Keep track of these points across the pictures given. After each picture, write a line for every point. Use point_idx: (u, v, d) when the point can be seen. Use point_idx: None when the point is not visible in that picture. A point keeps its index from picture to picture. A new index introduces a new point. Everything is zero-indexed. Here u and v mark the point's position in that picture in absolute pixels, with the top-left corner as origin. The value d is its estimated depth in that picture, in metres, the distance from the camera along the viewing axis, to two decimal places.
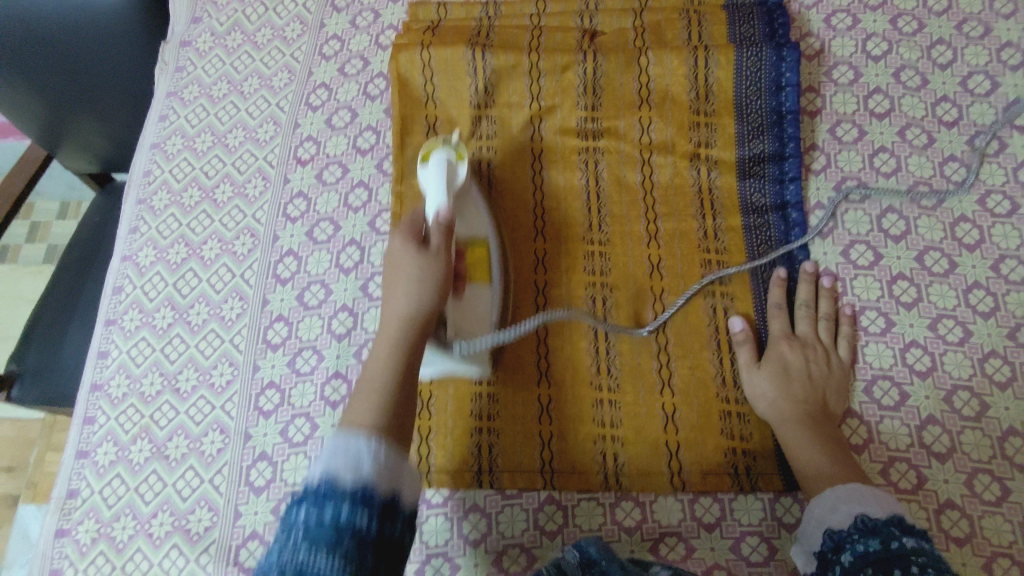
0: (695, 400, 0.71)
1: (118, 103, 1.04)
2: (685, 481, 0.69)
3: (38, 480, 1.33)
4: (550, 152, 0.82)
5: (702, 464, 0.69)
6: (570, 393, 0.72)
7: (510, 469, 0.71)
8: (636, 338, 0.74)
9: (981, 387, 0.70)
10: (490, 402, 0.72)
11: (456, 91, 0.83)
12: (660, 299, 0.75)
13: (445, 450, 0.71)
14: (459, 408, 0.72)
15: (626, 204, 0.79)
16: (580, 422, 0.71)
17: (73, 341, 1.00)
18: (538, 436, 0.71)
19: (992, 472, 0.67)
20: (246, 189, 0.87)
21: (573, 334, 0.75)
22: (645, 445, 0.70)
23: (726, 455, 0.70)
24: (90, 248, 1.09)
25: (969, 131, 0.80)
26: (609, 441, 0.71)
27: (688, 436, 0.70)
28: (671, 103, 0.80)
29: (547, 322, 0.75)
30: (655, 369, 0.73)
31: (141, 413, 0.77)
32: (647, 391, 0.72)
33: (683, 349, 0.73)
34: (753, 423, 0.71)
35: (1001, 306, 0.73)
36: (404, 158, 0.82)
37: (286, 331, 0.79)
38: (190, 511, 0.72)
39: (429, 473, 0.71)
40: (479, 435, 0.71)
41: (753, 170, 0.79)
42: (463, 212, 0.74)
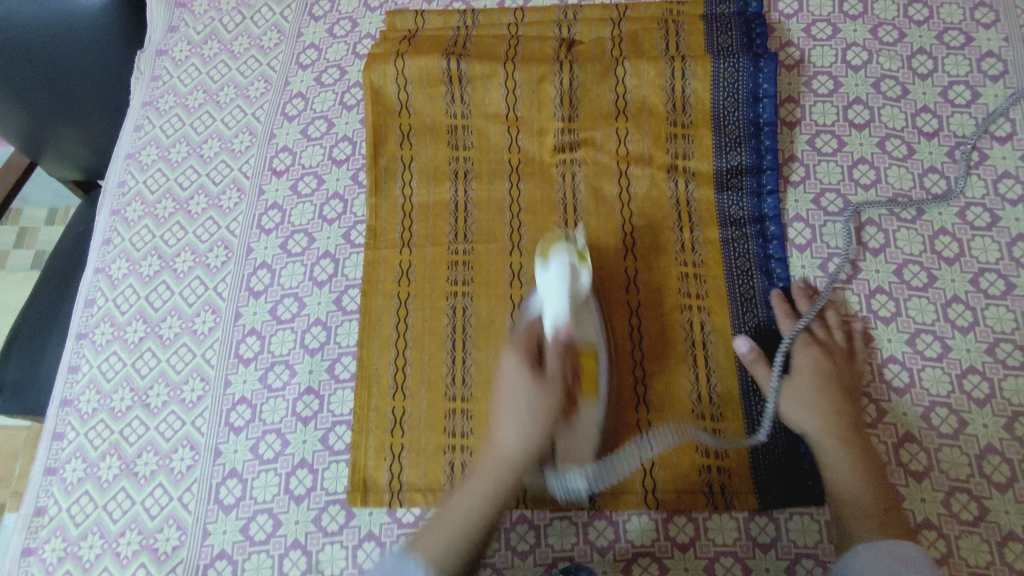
0: (670, 417, 0.70)
1: (99, 110, 1.03)
2: (659, 500, 0.68)
3: (22, 489, 1.31)
4: (527, 164, 0.81)
5: (677, 482, 0.68)
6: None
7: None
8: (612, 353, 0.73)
9: (959, 404, 0.69)
10: (464, 418, 0.72)
11: (432, 102, 0.82)
12: (637, 313, 0.74)
13: (418, 468, 0.71)
14: (432, 424, 0.72)
15: (602, 216, 0.78)
16: None
17: (51, 352, 0.99)
18: None
19: (970, 491, 0.66)
20: (220, 200, 0.86)
21: None
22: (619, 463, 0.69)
23: (700, 474, 0.68)
24: (70, 259, 1.08)
25: (949, 142, 0.79)
26: None
27: (663, 453, 0.69)
28: (648, 114, 0.80)
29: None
30: (630, 384, 0.72)
31: (111, 429, 0.76)
32: (621, 408, 0.71)
33: (657, 365, 0.72)
34: (728, 440, 0.69)
35: (980, 321, 0.72)
36: (380, 172, 0.82)
37: (259, 345, 0.78)
38: (159, 529, 0.71)
39: (401, 491, 0.70)
40: (451, 453, 0.71)
41: (731, 183, 0.78)
42: (581, 320, 0.67)
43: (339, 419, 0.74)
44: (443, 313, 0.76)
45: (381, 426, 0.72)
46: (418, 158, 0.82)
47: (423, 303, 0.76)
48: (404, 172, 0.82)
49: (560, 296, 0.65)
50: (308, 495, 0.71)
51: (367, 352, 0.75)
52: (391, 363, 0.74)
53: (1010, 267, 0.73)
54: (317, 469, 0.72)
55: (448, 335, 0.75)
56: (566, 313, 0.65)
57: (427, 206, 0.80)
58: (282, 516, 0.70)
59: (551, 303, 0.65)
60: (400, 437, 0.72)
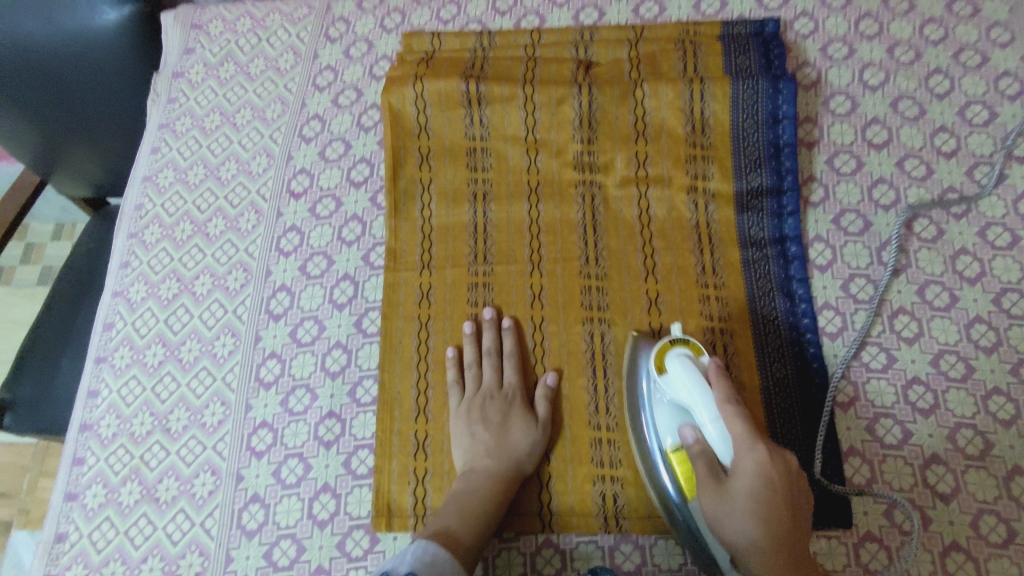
0: None
1: (111, 130, 1.04)
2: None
3: (31, 507, 1.31)
4: (546, 185, 0.81)
5: None
6: (569, 432, 0.72)
7: (508, 512, 0.70)
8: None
9: (985, 425, 0.69)
10: None
11: (451, 124, 0.82)
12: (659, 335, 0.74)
13: (442, 492, 0.70)
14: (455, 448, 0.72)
15: (622, 238, 0.79)
16: (579, 462, 0.70)
17: (66, 373, 0.98)
18: (537, 478, 0.71)
19: (998, 513, 0.65)
20: (239, 222, 0.86)
21: (572, 371, 0.74)
22: (645, 485, 0.69)
23: None
24: (83, 278, 1.07)
25: (968, 162, 0.80)
26: (608, 482, 0.69)
27: None
28: (667, 136, 0.80)
29: (544, 359, 0.75)
30: None
31: (131, 454, 0.76)
32: None
33: None
34: None
35: (1003, 341, 0.72)
36: (399, 194, 0.82)
37: (280, 368, 0.77)
38: (181, 555, 0.71)
39: (425, 516, 0.69)
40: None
41: (751, 204, 0.78)
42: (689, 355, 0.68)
43: (361, 443, 0.73)
44: (464, 336, 0.76)
45: (404, 450, 0.72)
46: (437, 180, 0.82)
47: (444, 326, 0.77)
48: (423, 193, 0.82)
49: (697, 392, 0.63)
50: (331, 519, 0.71)
51: (389, 376, 0.74)
52: (413, 387, 0.74)
53: None
54: (340, 494, 0.71)
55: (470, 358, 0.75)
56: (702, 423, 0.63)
57: (446, 229, 0.80)
58: (306, 541, 0.70)
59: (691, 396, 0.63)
60: (423, 460, 0.71)
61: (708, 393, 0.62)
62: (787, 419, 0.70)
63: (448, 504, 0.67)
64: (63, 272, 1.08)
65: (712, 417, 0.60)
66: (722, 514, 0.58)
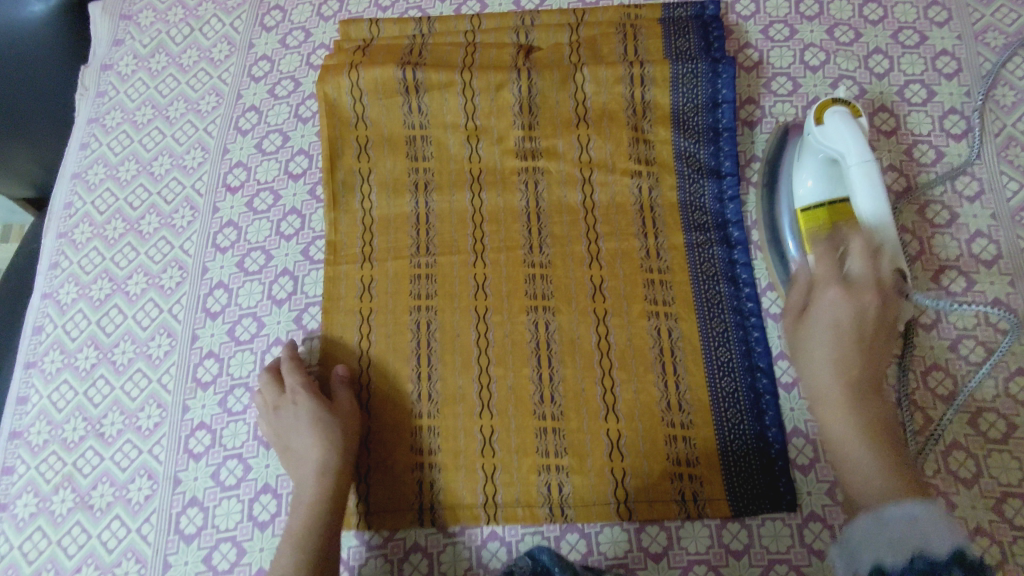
0: (640, 424, 0.69)
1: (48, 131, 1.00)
2: (632, 510, 0.67)
3: None
4: (489, 174, 0.80)
5: (649, 491, 0.68)
6: (513, 422, 0.70)
7: (452, 505, 0.69)
8: (579, 363, 0.72)
9: (924, 401, 0.69)
10: (432, 435, 0.70)
11: (389, 113, 0.80)
12: (604, 321, 0.73)
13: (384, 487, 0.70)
14: (399, 441, 0.71)
15: (566, 225, 0.78)
16: (523, 453, 0.69)
17: None
18: (481, 470, 0.69)
19: (937, 487, 0.66)
20: (173, 219, 0.83)
21: (516, 361, 0.72)
22: (590, 474, 0.68)
23: (673, 482, 0.68)
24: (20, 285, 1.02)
25: (907, 141, 0.80)
26: (554, 471, 0.69)
27: (634, 464, 0.68)
28: (609, 120, 0.79)
29: (488, 350, 0.73)
30: (598, 395, 0.71)
31: (64, 461, 0.73)
32: (590, 419, 0.70)
33: (626, 373, 0.71)
34: (699, 448, 0.69)
35: (942, 319, 0.72)
36: (337, 185, 0.80)
37: (217, 367, 0.75)
38: (116, 563, 0.68)
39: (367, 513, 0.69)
40: (421, 471, 0.70)
41: (692, 187, 0.78)
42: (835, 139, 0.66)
43: None
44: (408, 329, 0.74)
45: None
46: (376, 170, 0.80)
47: (387, 319, 0.75)
48: (363, 184, 0.80)
49: (842, 144, 0.66)
50: (272, 521, 0.69)
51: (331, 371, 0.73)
52: (354, 383, 0.73)
53: (969, 264, 0.74)
54: (281, 494, 0.70)
55: (412, 351, 0.73)
56: (851, 150, 0.65)
57: (387, 222, 0.79)
58: (245, 544, 0.68)
59: (840, 143, 0.66)
60: (368, 455, 0.71)
61: (861, 143, 0.65)
62: (732, 404, 0.70)
63: (293, 518, 0.65)
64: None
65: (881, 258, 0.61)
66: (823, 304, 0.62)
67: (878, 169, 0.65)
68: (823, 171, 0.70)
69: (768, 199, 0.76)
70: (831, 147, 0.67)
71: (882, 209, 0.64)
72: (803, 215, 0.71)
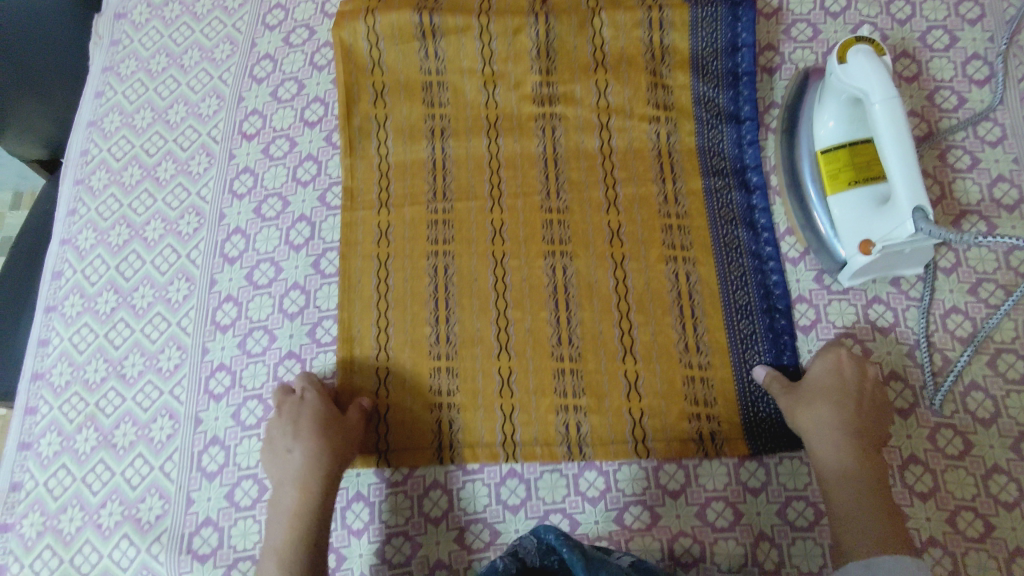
0: (658, 366, 0.69)
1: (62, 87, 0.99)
2: (650, 449, 0.68)
3: None
4: (506, 120, 0.79)
5: (667, 431, 0.68)
6: (531, 364, 0.70)
7: (470, 444, 0.68)
8: (597, 306, 0.72)
9: (942, 343, 0.70)
10: (450, 376, 0.70)
11: (405, 59, 0.80)
12: (622, 266, 0.73)
13: (403, 428, 0.69)
14: (417, 383, 0.70)
15: (584, 170, 0.77)
16: (542, 394, 0.69)
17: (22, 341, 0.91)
18: (499, 410, 0.69)
19: (955, 427, 0.67)
20: (190, 165, 0.82)
21: (534, 305, 0.72)
22: (608, 414, 0.68)
23: (690, 423, 0.68)
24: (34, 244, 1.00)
25: (929, 87, 0.79)
26: (572, 412, 0.69)
27: (651, 404, 0.69)
28: (627, 65, 0.79)
29: (506, 294, 0.73)
30: (616, 337, 0.71)
31: (86, 402, 0.74)
32: (609, 360, 0.70)
33: (644, 316, 0.71)
34: (716, 388, 0.69)
35: (962, 262, 0.72)
36: (353, 130, 0.79)
37: (236, 311, 0.75)
38: (140, 499, 0.70)
39: (386, 455, 0.69)
40: (438, 411, 0.69)
41: (711, 132, 0.78)
42: (857, 78, 0.65)
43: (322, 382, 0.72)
44: (425, 273, 0.73)
45: (367, 387, 0.70)
46: (393, 116, 0.79)
47: (404, 264, 0.74)
48: (379, 130, 0.79)
49: (864, 83, 0.65)
50: None
51: (348, 314, 0.72)
52: (372, 326, 0.72)
53: (991, 209, 0.74)
54: None
55: (430, 295, 0.73)
56: (873, 88, 0.64)
57: (404, 167, 0.78)
58: (267, 480, 0.69)
59: (863, 82, 0.65)
60: (385, 397, 0.70)
61: (884, 81, 0.64)
62: (751, 345, 0.70)
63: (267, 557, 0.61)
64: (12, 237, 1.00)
65: (908, 195, 0.61)
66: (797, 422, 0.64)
67: (900, 105, 0.63)
68: (848, 111, 0.69)
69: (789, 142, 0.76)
70: (854, 87, 0.66)
71: (905, 144, 0.62)
72: (824, 156, 0.71)
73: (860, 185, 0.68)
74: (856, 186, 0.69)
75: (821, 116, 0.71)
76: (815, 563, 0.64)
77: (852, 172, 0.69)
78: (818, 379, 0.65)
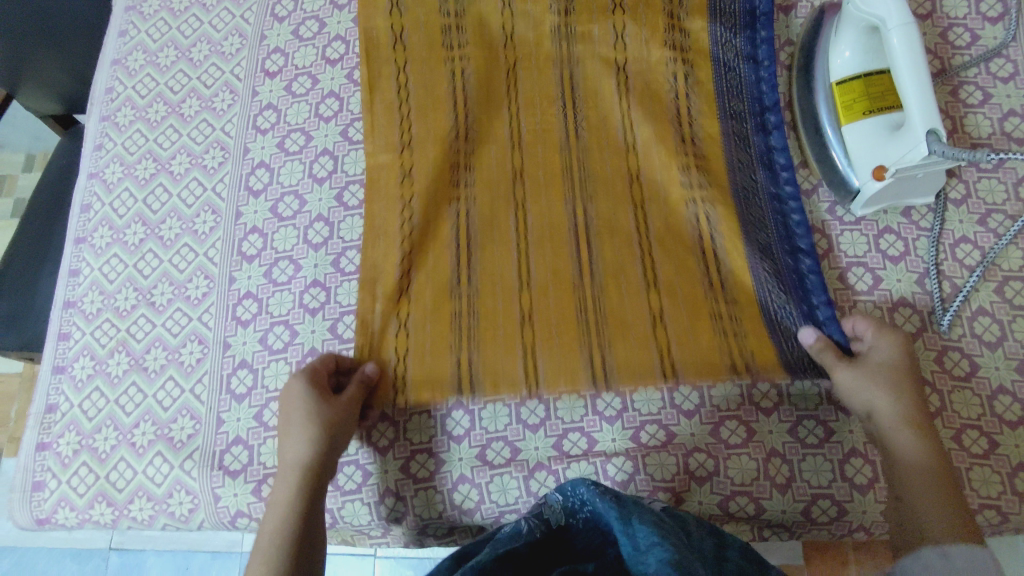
0: (681, 302, 0.69)
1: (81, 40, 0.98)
2: (678, 372, 0.66)
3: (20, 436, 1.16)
4: (526, 67, 0.81)
5: (693, 358, 0.67)
6: (553, 300, 0.70)
7: (492, 376, 0.67)
8: (618, 242, 0.73)
9: (951, 270, 0.71)
10: (470, 314, 0.70)
11: (426, 9, 0.81)
12: (641, 209, 0.74)
13: (423, 361, 0.69)
14: (439, 321, 0.70)
15: (602, 115, 0.78)
16: (564, 328, 0.69)
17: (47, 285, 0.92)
18: (521, 345, 0.68)
19: (962, 349, 0.69)
20: (214, 102, 0.84)
21: (555, 245, 0.73)
22: (632, 344, 0.68)
23: (721, 351, 0.67)
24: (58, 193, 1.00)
25: (943, 24, 0.80)
26: (595, 345, 0.68)
27: (676, 334, 0.68)
28: (645, 7, 0.80)
29: (527, 233, 0.73)
30: (638, 274, 0.71)
31: (117, 327, 0.76)
32: (631, 296, 0.70)
33: (665, 256, 0.72)
34: (741, 314, 0.69)
35: (972, 194, 0.73)
36: (373, 74, 0.79)
37: (262, 242, 0.77)
38: (172, 420, 0.72)
39: (407, 389, 0.68)
40: (459, 351, 0.69)
41: (728, 69, 0.80)
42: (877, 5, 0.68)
43: (347, 308, 0.74)
44: (448, 217, 0.74)
45: (385, 330, 0.70)
46: (412, 58, 0.80)
47: (425, 208, 0.75)
48: (398, 73, 0.79)
49: (884, 9, 0.67)
50: None
51: (372, 256, 0.73)
52: (395, 265, 0.72)
53: (1001, 142, 0.75)
54: None
55: (453, 235, 0.74)
56: (894, 14, 0.66)
57: (425, 109, 0.78)
58: None
59: (883, 8, 0.67)
60: (405, 337, 0.70)
61: (902, 7, 0.66)
62: (769, 259, 0.72)
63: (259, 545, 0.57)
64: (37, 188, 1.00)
65: (921, 115, 0.64)
66: (862, 396, 0.62)
67: (917, 30, 0.65)
68: (864, 41, 0.71)
69: (805, 76, 0.77)
70: (872, 14, 0.68)
71: (920, 68, 0.65)
72: (839, 88, 0.73)
73: (873, 115, 0.70)
74: (869, 116, 0.70)
75: (836, 48, 0.73)
76: (825, 477, 0.66)
77: (866, 102, 0.71)
78: (881, 360, 0.63)
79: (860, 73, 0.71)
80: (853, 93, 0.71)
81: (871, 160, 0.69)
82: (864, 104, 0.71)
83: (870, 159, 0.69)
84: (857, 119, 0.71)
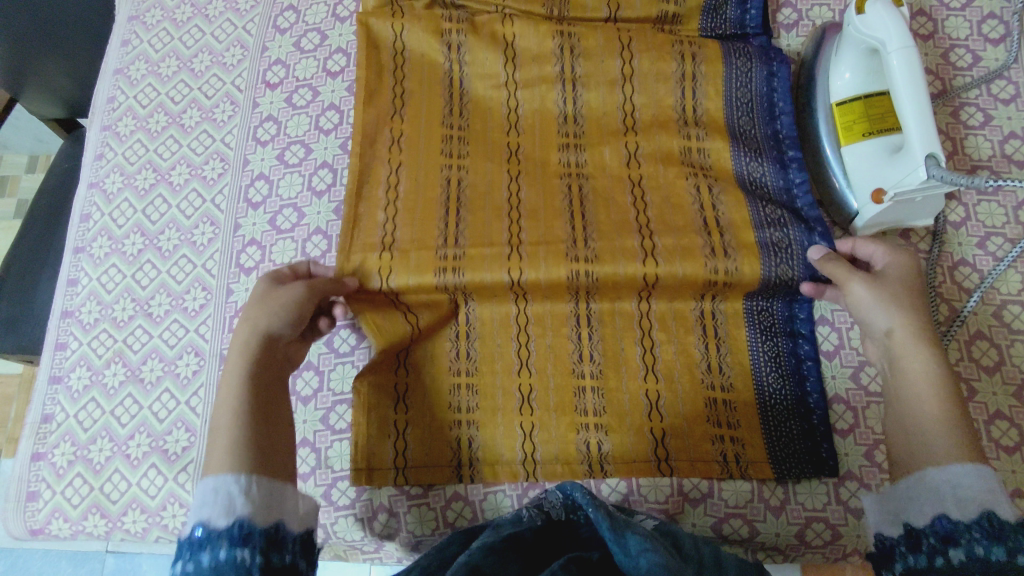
0: (680, 387, 0.68)
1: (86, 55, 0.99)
2: (673, 468, 0.67)
3: (17, 438, 1.16)
4: (528, 175, 0.74)
5: (690, 450, 0.67)
6: (552, 380, 0.69)
7: (491, 461, 0.68)
8: (619, 322, 0.71)
9: (949, 294, 0.71)
10: (470, 393, 0.69)
11: (428, 115, 0.77)
12: (647, 296, 0.71)
13: (423, 443, 0.68)
14: (438, 399, 0.69)
15: (615, 222, 0.71)
16: (562, 411, 0.68)
17: (44, 289, 0.92)
18: (519, 427, 0.68)
19: (959, 373, 0.68)
20: (215, 113, 0.84)
21: (555, 324, 0.71)
22: (629, 432, 0.68)
23: (713, 443, 0.67)
24: (58, 198, 1.00)
25: (945, 45, 0.80)
26: (593, 430, 0.68)
27: (674, 423, 0.68)
28: (659, 128, 0.76)
29: (527, 310, 0.71)
30: (638, 355, 0.69)
31: (114, 338, 0.76)
32: (630, 380, 0.69)
33: (666, 334, 0.70)
34: (734, 373, 0.69)
35: (972, 217, 0.73)
36: (361, 173, 0.74)
37: (260, 254, 0.77)
38: (167, 432, 0.72)
39: (406, 468, 0.68)
40: (458, 428, 0.68)
41: (742, 100, 0.77)
42: (879, 28, 0.67)
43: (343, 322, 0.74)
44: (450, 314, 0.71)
45: (385, 402, 0.69)
46: (410, 131, 0.76)
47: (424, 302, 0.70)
48: (393, 164, 0.74)
49: (885, 34, 0.67)
50: (315, 395, 0.71)
51: None
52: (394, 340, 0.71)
53: (1001, 164, 0.75)
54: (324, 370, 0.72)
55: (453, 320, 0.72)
56: (897, 39, 0.66)
57: (416, 210, 0.72)
58: None
59: (884, 33, 0.67)
60: (406, 413, 0.69)
61: (903, 32, 0.66)
62: (770, 337, 0.70)
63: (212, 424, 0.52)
64: (38, 194, 1.00)
65: (921, 141, 0.64)
66: (874, 313, 0.60)
67: (917, 55, 0.65)
68: (864, 63, 0.71)
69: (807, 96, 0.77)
70: (872, 37, 0.68)
71: (920, 94, 0.65)
72: (838, 109, 0.72)
73: (873, 137, 0.70)
74: (867, 138, 0.70)
75: (836, 70, 0.73)
76: (820, 500, 0.66)
77: (866, 124, 0.71)
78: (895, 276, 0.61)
79: (860, 94, 0.71)
80: (853, 114, 0.71)
81: (870, 182, 0.69)
82: (865, 125, 0.71)
83: (869, 183, 0.69)
84: (856, 141, 0.71)
